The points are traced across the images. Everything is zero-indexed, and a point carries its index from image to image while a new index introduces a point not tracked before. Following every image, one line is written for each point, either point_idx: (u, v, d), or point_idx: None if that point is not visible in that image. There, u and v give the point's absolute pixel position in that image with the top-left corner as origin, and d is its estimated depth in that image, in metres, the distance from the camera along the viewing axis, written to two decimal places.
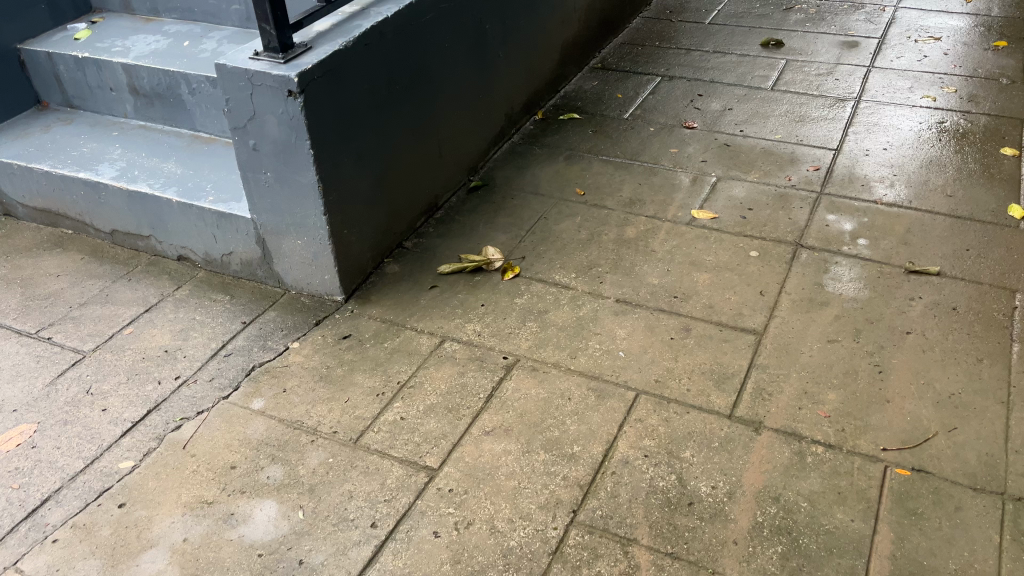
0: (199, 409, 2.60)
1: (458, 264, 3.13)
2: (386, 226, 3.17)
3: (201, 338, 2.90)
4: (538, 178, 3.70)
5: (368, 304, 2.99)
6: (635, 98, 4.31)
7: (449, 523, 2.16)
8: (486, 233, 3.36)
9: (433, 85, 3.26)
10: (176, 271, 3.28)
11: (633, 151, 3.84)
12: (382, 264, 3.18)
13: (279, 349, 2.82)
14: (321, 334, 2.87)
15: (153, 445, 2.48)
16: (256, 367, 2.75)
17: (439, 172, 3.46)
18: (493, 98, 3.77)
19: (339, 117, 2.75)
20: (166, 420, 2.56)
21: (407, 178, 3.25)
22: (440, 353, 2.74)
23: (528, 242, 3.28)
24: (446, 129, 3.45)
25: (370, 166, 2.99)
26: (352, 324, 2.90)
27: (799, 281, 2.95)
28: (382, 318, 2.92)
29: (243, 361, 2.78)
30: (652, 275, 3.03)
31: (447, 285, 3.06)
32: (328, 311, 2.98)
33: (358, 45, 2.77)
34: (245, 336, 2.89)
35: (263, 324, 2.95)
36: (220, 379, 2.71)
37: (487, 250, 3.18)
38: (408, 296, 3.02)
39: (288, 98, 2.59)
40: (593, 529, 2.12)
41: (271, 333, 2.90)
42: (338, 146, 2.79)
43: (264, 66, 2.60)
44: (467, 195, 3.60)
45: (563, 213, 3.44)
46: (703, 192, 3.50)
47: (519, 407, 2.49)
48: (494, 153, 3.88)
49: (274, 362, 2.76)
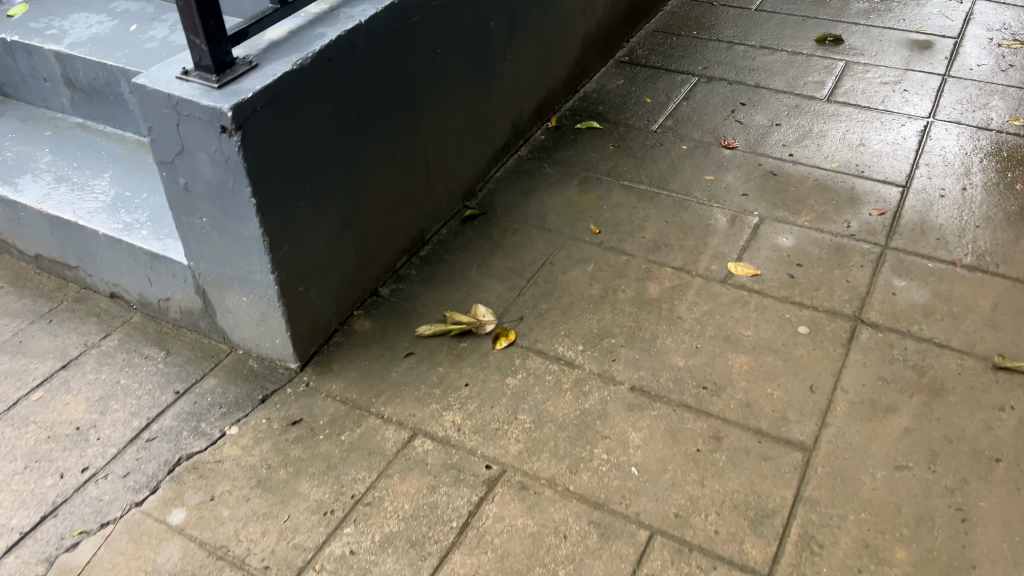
0: (102, 521, 2.09)
1: (441, 323, 2.59)
2: (355, 273, 2.62)
3: (121, 414, 2.38)
4: (546, 206, 3.11)
5: (328, 375, 2.46)
6: (666, 103, 3.69)
7: None
8: (478, 280, 2.79)
9: (419, 100, 2.67)
10: (107, 312, 2.76)
11: (660, 176, 3.24)
12: (350, 319, 2.65)
13: (213, 437, 2.30)
14: (267, 417, 2.35)
15: (39, 572, 1.98)
16: (181, 462, 2.23)
17: (426, 201, 2.89)
18: (497, 107, 3.16)
19: (291, 153, 2.18)
20: (60, 534, 2.06)
21: (384, 213, 2.68)
22: (408, 455, 2.21)
23: (529, 296, 2.71)
24: (436, 151, 2.86)
25: (335, 206, 2.43)
26: (306, 404, 2.37)
27: (860, 375, 2.37)
28: (343, 397, 2.39)
29: (166, 453, 2.26)
30: (677, 354, 2.47)
31: (426, 353, 2.52)
32: (279, 383, 2.45)
33: (318, 60, 2.18)
34: (174, 415, 2.37)
35: (199, 397, 2.43)
36: (136, 477, 2.20)
37: (478, 308, 2.63)
38: (377, 367, 2.48)
39: (221, 135, 2.01)
40: None
41: (206, 411, 2.38)
42: (290, 190, 2.22)
43: (192, 91, 2.03)
44: (460, 226, 3.03)
45: (573, 257, 2.86)
46: (742, 239, 2.91)
47: (499, 547, 1.97)
48: (496, 171, 3.29)
49: (204, 454, 2.25)
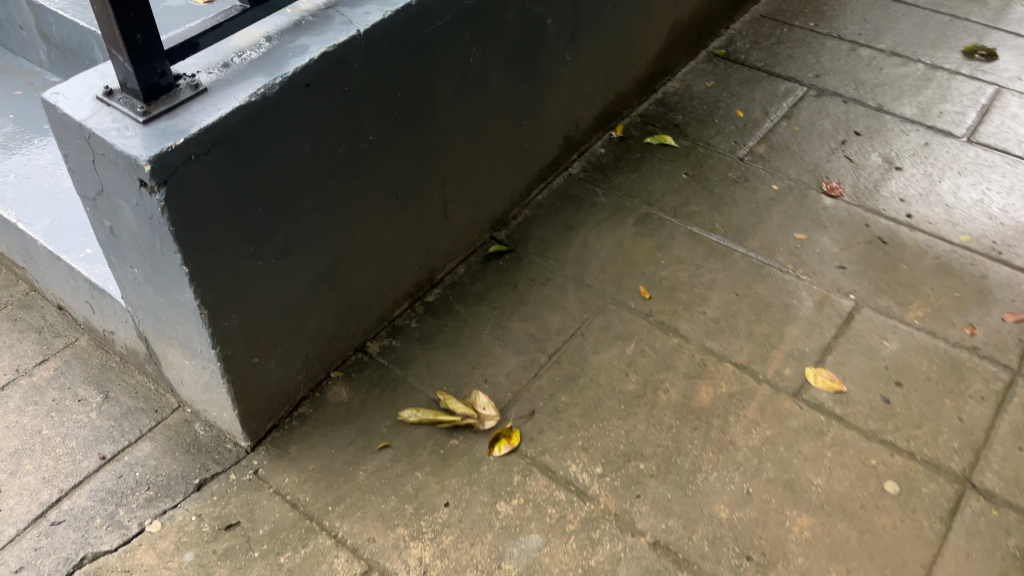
0: None
1: (428, 411, 2.07)
2: (335, 329, 2.12)
3: (32, 480, 1.97)
4: (589, 251, 2.53)
5: (283, 463, 2.00)
6: (761, 121, 3.01)
7: None
8: (490, 346, 2.26)
9: (439, 123, 2.09)
10: (53, 328, 2.34)
11: (738, 226, 2.61)
12: (323, 384, 2.17)
13: (129, 531, 1.86)
14: (198, 513, 1.90)
15: None
16: (83, 564, 1.81)
17: (440, 237, 2.34)
18: (547, 119, 2.55)
19: (244, 206, 1.65)
20: None
21: (381, 258, 2.15)
22: None
23: (546, 381, 2.17)
24: (458, 179, 2.29)
25: (309, 260, 1.91)
26: (247, 502, 1.92)
27: (960, 573, 1.79)
28: (292, 500, 1.93)
29: (70, 547, 1.84)
30: (720, 500, 1.92)
31: (405, 449, 2.02)
32: (223, 464, 2.00)
33: (292, 86, 1.63)
34: (92, 491, 1.95)
35: (127, 469, 1.99)
36: None
37: (476, 396, 2.10)
38: (343, 459, 2.00)
39: (140, 189, 1.50)
40: None
41: (130, 491, 1.94)
42: (242, 249, 1.71)
43: (111, 123, 1.51)
44: (480, 266, 2.48)
45: (611, 332, 2.29)
46: (828, 333, 2.29)
47: None
48: (536, 194, 2.70)
49: (112, 556, 1.82)
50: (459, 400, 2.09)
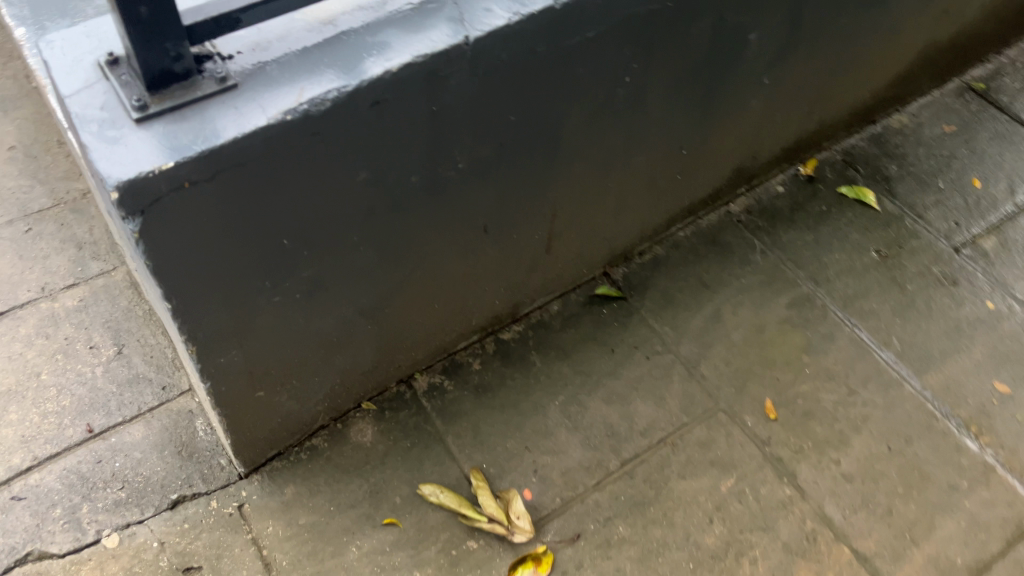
0: None
1: (451, 497, 1.68)
2: (375, 362, 1.73)
3: (11, 434, 1.75)
4: (717, 328, 2.00)
5: (272, 504, 1.68)
6: (1001, 200, 2.28)
7: None
8: (555, 425, 1.82)
9: (563, 151, 1.58)
10: (96, 249, 2.09)
11: (921, 348, 1.99)
12: (349, 416, 1.81)
13: (84, 537, 1.62)
14: (160, 539, 1.62)
15: None
16: (25, 562, 1.58)
17: (536, 272, 1.87)
18: (715, 149, 1.98)
19: (259, 239, 1.25)
20: None
21: (450, 293, 1.72)
22: None
23: (608, 498, 1.72)
24: (577, 213, 1.79)
25: (349, 296, 1.50)
26: (217, 544, 1.63)
27: None
28: (266, 559, 1.61)
29: (18, 535, 1.61)
30: None
31: (413, 535, 1.65)
32: (209, 484, 1.70)
33: (352, 103, 1.17)
34: (64, 470, 1.71)
35: (109, 454, 1.74)
36: None
37: (512, 497, 1.68)
38: (339, 525, 1.66)
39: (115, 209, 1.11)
40: None
41: (102, 485, 1.69)
42: (252, 286, 1.32)
43: (98, 111, 1.11)
44: (579, 310, 2.01)
45: (709, 454, 1.80)
46: (995, 548, 1.69)
47: None
48: (676, 228, 2.16)
49: (55, 564, 1.58)
50: (492, 495, 1.68)
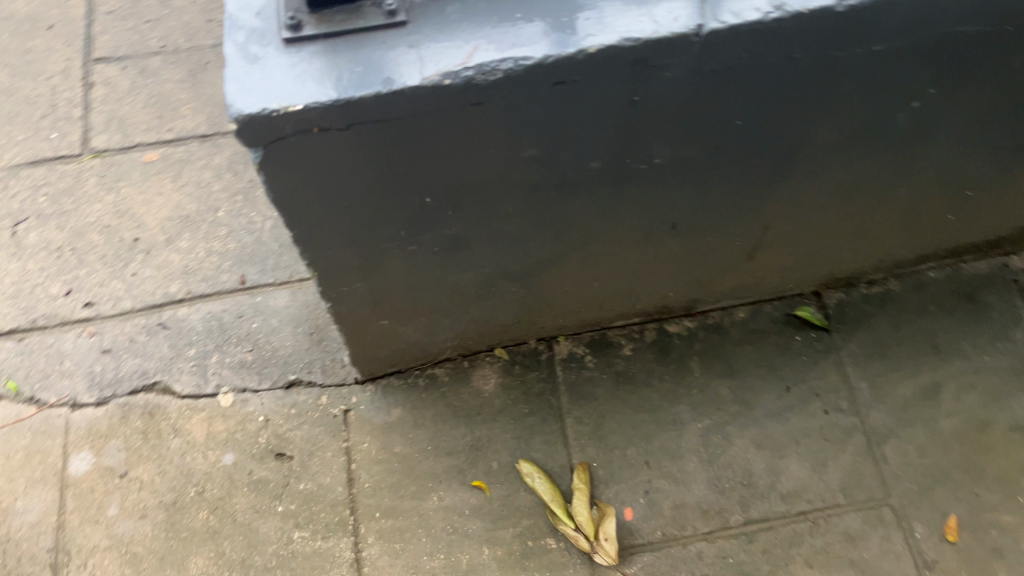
0: (36, 394, 1.67)
1: (547, 488, 1.54)
2: (517, 320, 1.58)
3: (177, 261, 1.82)
4: (926, 408, 1.63)
5: (375, 420, 1.64)
6: None
7: None
8: (688, 449, 1.60)
9: (798, 168, 1.25)
10: None
11: None
12: (479, 357, 1.69)
13: (204, 386, 1.68)
14: (266, 415, 1.65)
15: None
16: (150, 390, 1.67)
17: (727, 276, 1.59)
18: (1012, 196, 1.52)
19: (398, 192, 1.10)
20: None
21: (617, 275, 1.50)
22: None
23: (712, 554, 1.51)
24: (798, 230, 1.47)
25: (499, 260, 1.33)
26: (313, 440, 1.62)
27: None
28: (352, 474, 1.60)
29: (154, 361, 1.70)
30: None
31: (496, 508, 1.56)
32: (326, 378, 1.68)
33: (530, 79, 0.94)
34: (209, 314, 1.76)
35: (251, 313, 1.76)
36: (107, 366, 1.70)
37: (607, 515, 1.51)
38: (429, 467, 1.59)
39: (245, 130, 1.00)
40: None
41: (235, 341, 1.73)
42: (385, 233, 1.18)
43: (253, 16, 0.97)
44: (767, 327, 1.72)
45: (851, 551, 1.50)
46: None
47: None
48: (925, 265, 1.75)
49: (174, 402, 1.66)
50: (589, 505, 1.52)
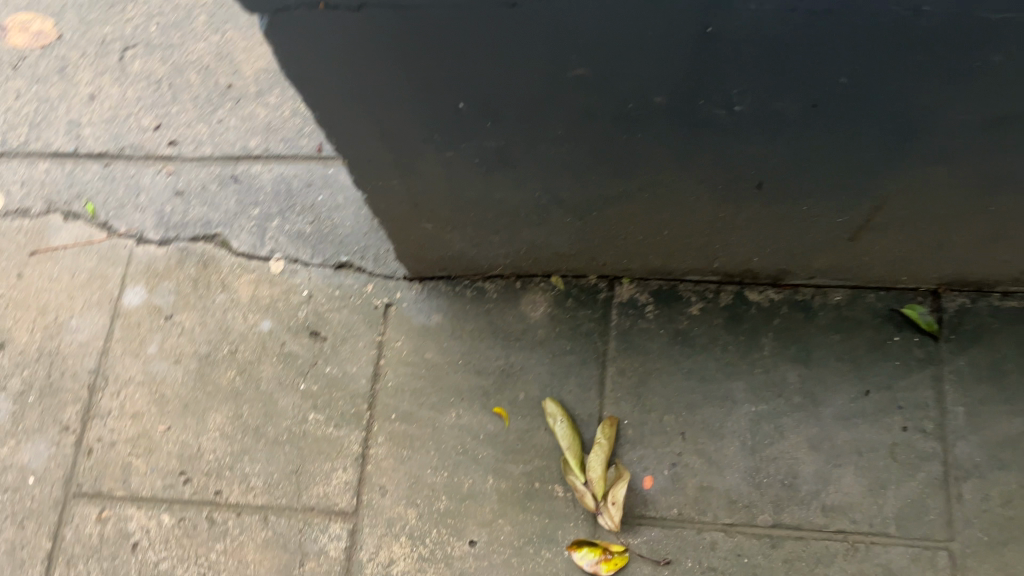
0: (109, 221, 1.71)
1: (567, 435, 1.44)
2: (575, 252, 1.45)
3: (262, 116, 1.79)
4: None
5: (414, 321, 1.58)
6: None
7: None
8: (732, 431, 1.44)
9: (920, 146, 1.02)
10: None
11: None
12: (533, 281, 1.58)
13: (259, 249, 1.66)
14: (310, 291, 1.62)
15: (32, 209, 1.74)
16: (210, 241, 1.68)
17: (824, 253, 1.37)
18: None
19: (427, 90, 0.98)
20: (81, 191, 1.75)
21: (690, 227, 1.32)
22: (304, 527, 1.46)
23: (726, 548, 1.38)
24: (916, 217, 1.22)
25: (545, 185, 1.19)
26: (349, 327, 1.59)
27: None
28: (378, 370, 1.55)
29: (219, 213, 1.70)
30: None
31: (511, 441, 1.48)
32: (375, 267, 1.62)
33: None
34: (280, 176, 1.72)
35: (320, 184, 1.71)
36: (177, 208, 1.71)
37: (621, 480, 1.39)
38: (454, 382, 1.53)
39: None
40: None
41: (298, 210, 1.69)
42: (415, 131, 1.06)
43: None
44: (864, 318, 1.49)
45: None
46: None
47: None
48: None
49: (229, 258, 1.66)
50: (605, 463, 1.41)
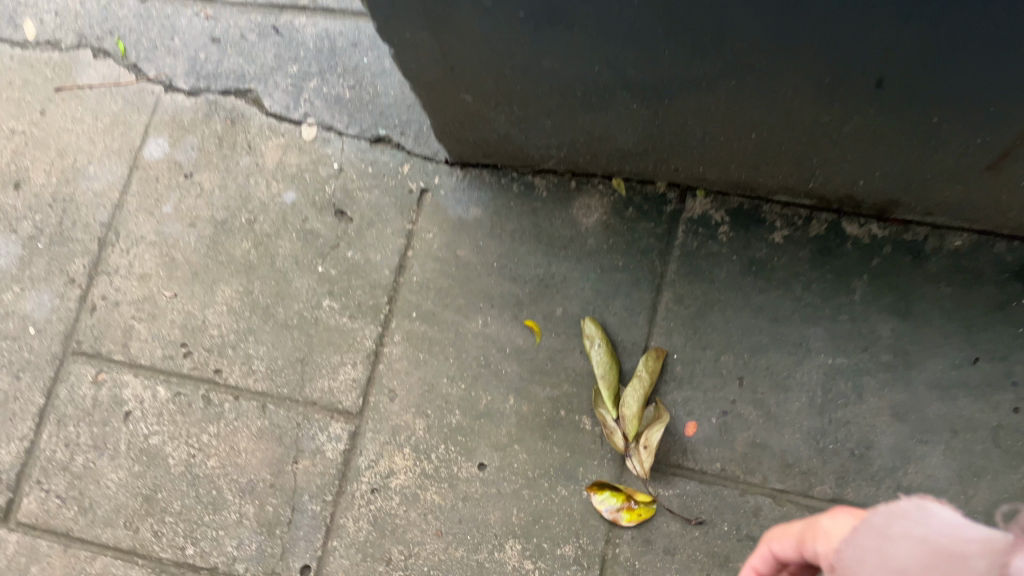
0: (139, 64, 1.56)
1: (605, 364, 1.25)
2: (640, 148, 1.22)
3: None
4: None
5: (450, 212, 1.39)
6: None
7: None
8: (800, 385, 1.22)
9: None
10: None
11: None
12: (591, 182, 1.36)
13: (291, 111, 1.49)
14: (341, 165, 1.44)
15: (61, 42, 1.60)
16: (241, 97, 1.51)
17: (951, 182, 1.10)
18: None
19: None
20: (113, 29, 1.59)
21: (784, 130, 1.07)
22: (303, 421, 1.33)
23: (771, 517, 1.18)
24: None
25: (605, 54, 0.96)
26: (379, 210, 1.41)
27: None
28: (404, 261, 1.38)
29: (254, 67, 1.52)
30: None
31: (540, 360, 1.30)
32: (415, 145, 1.43)
33: None
34: (324, 32, 1.52)
35: (367, 45, 1.51)
36: (210, 57, 1.54)
37: (659, 420, 1.20)
38: (486, 286, 1.34)
39: None
40: None
41: (339, 72, 1.49)
42: None
43: None
44: (987, 272, 1.21)
45: None
46: None
47: None
48: None
49: (259, 118, 1.49)
50: (644, 400, 1.22)
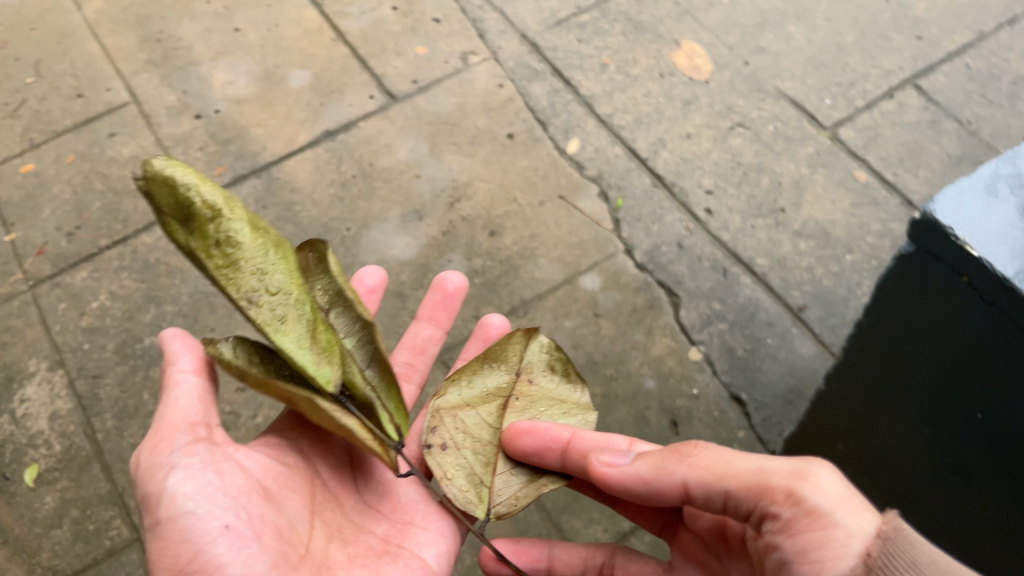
0: (621, 223, 2.00)
1: (167, 215, 0.95)
2: None
3: (785, 248, 1.95)
4: None
5: None
6: None
7: (252, 403, 1.78)
8: None
9: None
10: None
11: None
12: None
13: (694, 331, 1.84)
14: (699, 393, 1.76)
15: (583, 172, 2.10)
16: (668, 296, 1.89)
17: None
18: None
19: (960, 380, 1.09)
20: (622, 188, 2.06)
21: None
22: (544, 533, 1.63)
23: None
24: None
25: (969, 509, 1.18)
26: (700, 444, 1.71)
27: None
28: None
29: (691, 283, 1.91)
30: None
31: None
32: (759, 423, 1.73)
33: None
34: (757, 299, 1.87)
35: (778, 331, 1.84)
36: (666, 256, 1.95)
37: (499, 377, 1.18)
38: None
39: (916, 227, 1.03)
40: (119, 548, 1.64)
41: (744, 333, 1.83)
42: (924, 395, 1.17)
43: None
44: None
45: None
46: None
47: None
48: None
49: (668, 318, 1.87)
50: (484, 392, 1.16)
